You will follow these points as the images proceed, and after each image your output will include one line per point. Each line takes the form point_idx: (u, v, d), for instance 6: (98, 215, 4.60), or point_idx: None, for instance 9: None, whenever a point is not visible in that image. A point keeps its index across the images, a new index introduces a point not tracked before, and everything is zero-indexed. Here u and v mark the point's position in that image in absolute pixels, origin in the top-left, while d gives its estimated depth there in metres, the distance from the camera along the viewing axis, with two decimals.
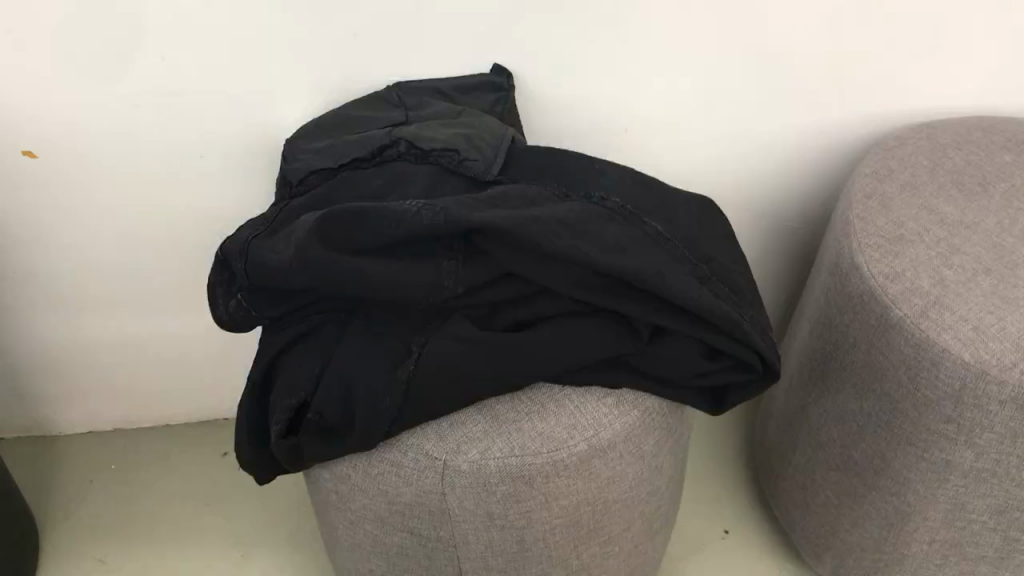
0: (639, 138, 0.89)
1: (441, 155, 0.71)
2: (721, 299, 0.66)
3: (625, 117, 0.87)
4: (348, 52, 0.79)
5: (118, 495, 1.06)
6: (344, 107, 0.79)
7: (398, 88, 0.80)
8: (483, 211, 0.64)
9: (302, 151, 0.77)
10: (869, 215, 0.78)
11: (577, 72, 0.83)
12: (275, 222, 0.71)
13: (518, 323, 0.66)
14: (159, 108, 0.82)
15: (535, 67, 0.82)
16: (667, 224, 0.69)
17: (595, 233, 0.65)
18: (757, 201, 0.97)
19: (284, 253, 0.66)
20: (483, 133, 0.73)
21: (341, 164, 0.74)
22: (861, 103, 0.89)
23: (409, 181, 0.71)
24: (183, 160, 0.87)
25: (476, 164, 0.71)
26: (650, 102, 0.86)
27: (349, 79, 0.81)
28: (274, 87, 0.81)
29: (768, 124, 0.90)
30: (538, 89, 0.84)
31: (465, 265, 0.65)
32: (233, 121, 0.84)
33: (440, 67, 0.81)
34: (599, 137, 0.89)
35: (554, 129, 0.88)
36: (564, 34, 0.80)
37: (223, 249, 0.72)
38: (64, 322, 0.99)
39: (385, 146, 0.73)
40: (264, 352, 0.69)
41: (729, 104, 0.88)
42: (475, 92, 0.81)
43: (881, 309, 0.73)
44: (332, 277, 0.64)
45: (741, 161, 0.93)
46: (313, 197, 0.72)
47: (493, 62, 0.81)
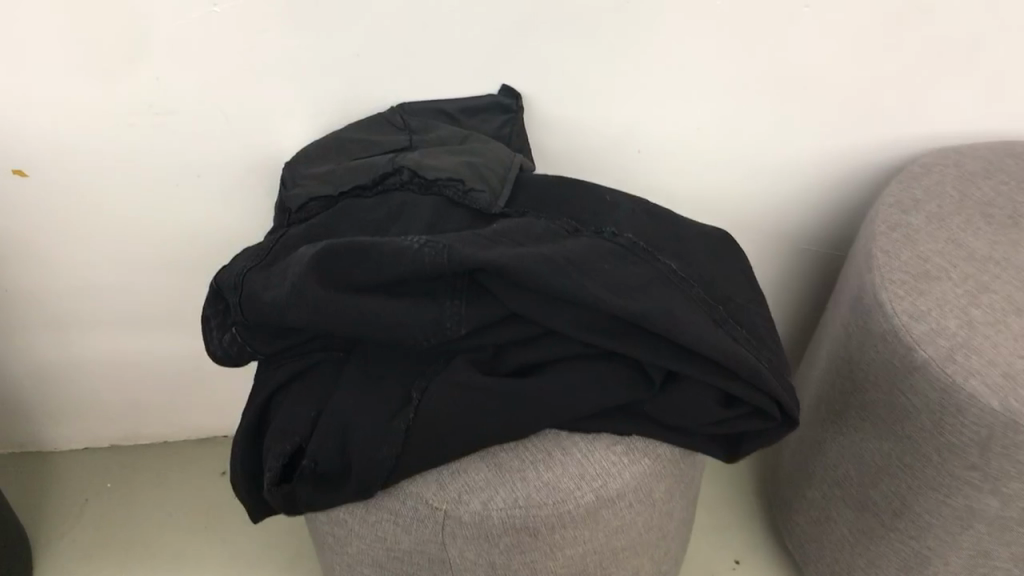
0: (653, 160, 0.86)
1: (445, 185, 0.68)
2: (738, 343, 0.63)
3: (639, 138, 0.84)
4: (351, 72, 0.76)
5: (114, 513, 1.04)
6: (346, 130, 0.76)
7: (401, 109, 0.77)
8: (488, 248, 0.61)
9: (302, 176, 0.74)
10: (894, 248, 0.75)
11: (590, 93, 0.80)
12: (273, 254, 0.68)
13: (524, 367, 0.63)
14: (155, 128, 0.79)
15: (546, 88, 0.79)
16: (682, 262, 0.66)
17: (606, 273, 0.62)
18: (774, 224, 0.94)
19: (280, 290, 0.63)
20: (490, 162, 0.70)
21: (341, 192, 0.71)
22: (886, 126, 0.85)
23: (412, 213, 0.68)
24: (180, 180, 0.83)
25: (482, 196, 0.67)
26: (665, 125, 0.83)
27: (352, 99, 0.78)
28: (273, 108, 0.78)
29: (787, 147, 0.87)
30: (550, 110, 0.81)
31: (468, 306, 0.62)
32: (230, 142, 0.80)
33: (447, 88, 0.78)
34: (611, 159, 0.86)
35: (565, 151, 0.85)
36: (577, 54, 0.77)
37: (219, 280, 0.69)
38: (59, 340, 0.96)
39: (387, 175, 0.70)
40: (259, 390, 0.67)
41: (748, 126, 0.84)
42: (482, 115, 0.78)
43: (904, 350, 0.70)
44: (330, 317, 0.61)
45: (759, 184, 0.90)
46: (312, 227, 0.69)
47: (501, 83, 0.78)
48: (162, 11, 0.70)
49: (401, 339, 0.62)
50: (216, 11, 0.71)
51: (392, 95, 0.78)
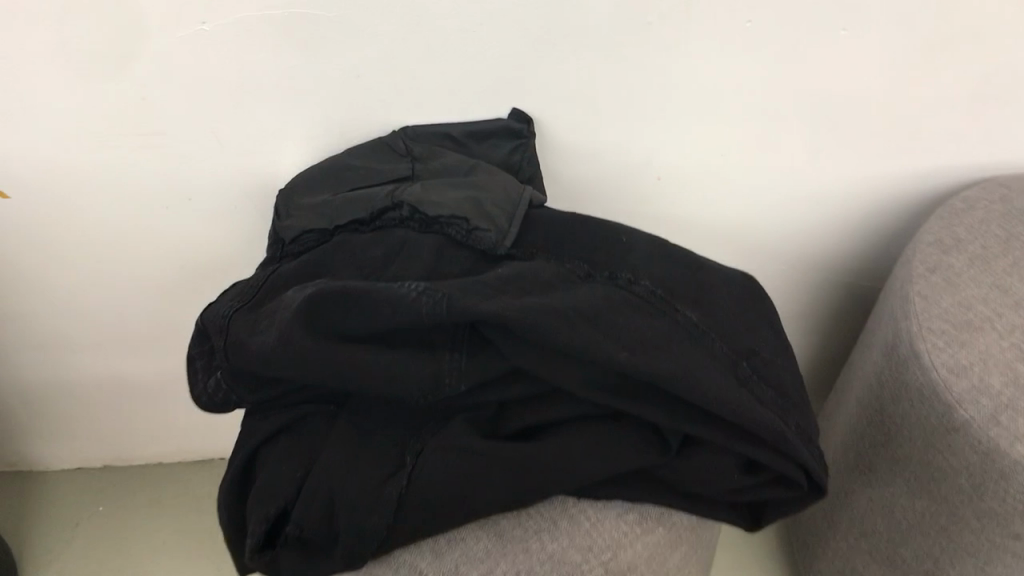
0: (674, 188, 0.81)
1: (448, 224, 0.63)
2: (763, 405, 0.58)
3: (660, 165, 0.79)
4: (350, 94, 0.71)
5: (105, 539, 1.00)
6: (345, 156, 0.71)
7: (403, 133, 0.72)
8: (492, 298, 0.56)
9: (297, 206, 0.69)
10: (933, 292, 0.69)
11: (607, 117, 0.74)
12: (262, 293, 0.63)
13: (529, 427, 0.58)
14: (143, 149, 0.74)
15: (560, 112, 0.73)
16: (703, 313, 0.61)
17: (621, 327, 0.57)
18: (802, 253, 0.89)
19: (267, 338, 0.58)
20: (497, 197, 0.65)
21: (336, 226, 0.66)
22: (926, 156, 0.80)
23: (411, 251, 0.62)
24: (170, 204, 0.78)
25: (486, 236, 0.62)
26: (688, 153, 0.78)
27: (352, 123, 0.73)
28: (269, 130, 0.73)
29: (819, 175, 0.81)
30: (564, 135, 0.75)
31: (469, 361, 0.57)
32: (223, 165, 0.75)
33: (454, 111, 0.73)
34: (631, 186, 0.80)
35: (580, 178, 0.79)
36: (594, 77, 0.71)
37: (204, 319, 0.64)
38: (47, 362, 0.92)
39: (385, 209, 0.65)
40: (244, 441, 0.62)
41: (777, 153, 0.79)
42: (491, 140, 0.73)
43: (944, 408, 0.64)
44: (320, 370, 0.56)
45: (787, 213, 0.84)
46: (304, 264, 0.64)
47: (511, 107, 0.73)
48: (148, 30, 0.65)
49: (396, 395, 0.57)
50: (206, 30, 0.66)
51: (396, 118, 0.73)
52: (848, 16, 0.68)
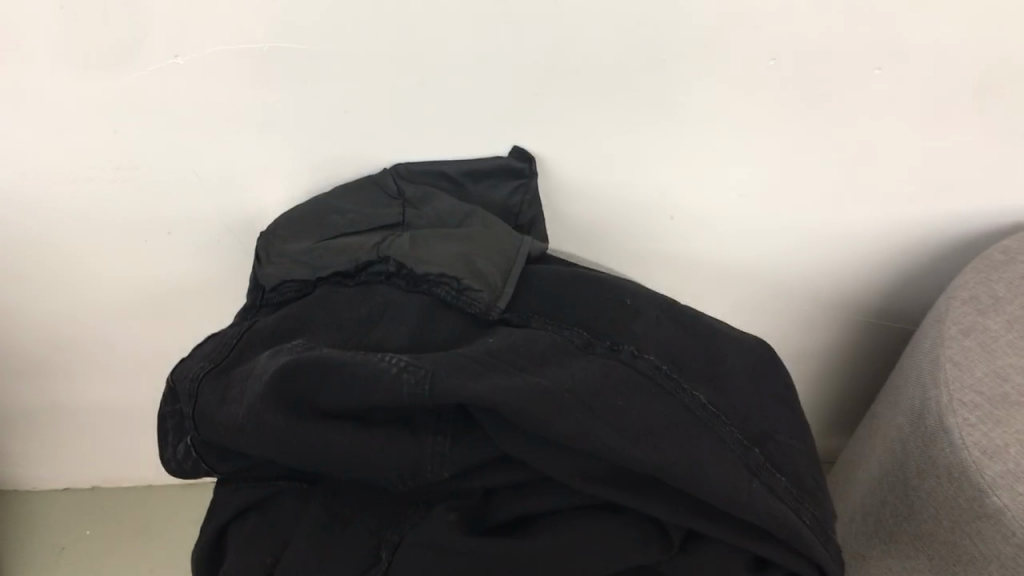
0: (686, 227, 0.75)
1: (436, 284, 0.58)
2: (776, 496, 0.53)
3: (674, 205, 0.73)
4: (338, 130, 0.65)
5: (90, 567, 0.96)
6: (334, 194, 0.66)
7: (395, 170, 0.67)
8: (479, 378, 0.51)
9: (279, 252, 0.64)
10: (966, 359, 0.64)
11: (616, 157, 0.69)
12: (237, 352, 0.59)
13: (519, 517, 0.54)
14: (117, 183, 0.68)
15: (565, 152, 0.68)
16: (712, 391, 0.56)
17: (619, 411, 0.52)
18: (824, 294, 0.83)
19: (238, 410, 0.54)
20: (493, 253, 0.60)
21: (319, 277, 0.61)
22: (964, 200, 0.73)
23: (395, 314, 0.57)
24: (148, 237, 0.72)
25: (478, 298, 0.57)
26: (705, 193, 0.72)
27: (341, 159, 0.67)
28: (252, 165, 0.67)
29: (844, 216, 0.75)
30: (569, 173, 0.70)
31: (454, 446, 0.52)
32: (205, 199, 0.70)
33: (452, 148, 0.67)
34: (641, 224, 0.75)
35: (585, 216, 0.74)
36: (603, 115, 0.65)
37: (176, 377, 0.60)
38: (26, 392, 0.87)
39: (370, 262, 0.60)
40: (214, 513, 0.58)
41: (802, 195, 0.73)
42: (490, 180, 0.68)
43: (973, 492, 0.59)
44: (292, 450, 0.52)
45: (810, 254, 0.78)
46: (282, 321, 0.59)
47: (513, 143, 0.67)
48: (113, 63, 0.59)
49: (374, 479, 0.53)
50: (178, 63, 0.60)
51: (388, 155, 0.67)
52: (882, 55, 0.62)
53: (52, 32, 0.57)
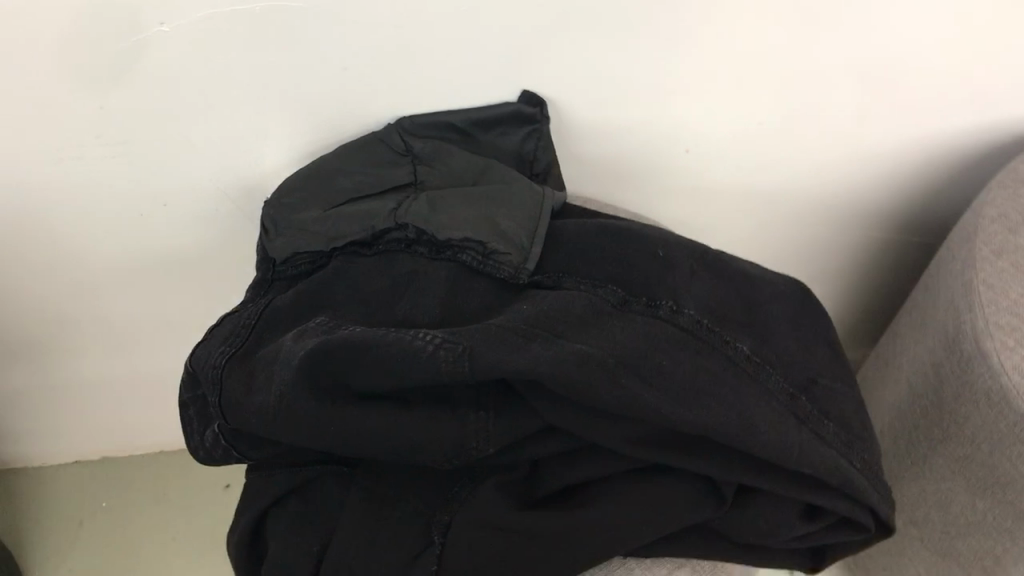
0: (701, 159, 0.72)
1: (460, 249, 0.56)
2: (826, 443, 0.51)
3: (690, 136, 0.70)
4: (336, 87, 0.61)
5: (109, 539, 0.95)
6: (337, 155, 0.63)
7: (398, 125, 0.63)
8: (518, 351, 0.49)
9: (286, 221, 0.61)
10: (999, 282, 0.62)
11: (628, 92, 0.65)
12: (256, 332, 0.57)
13: (567, 486, 0.53)
14: (106, 159, 0.64)
15: (575, 92, 0.64)
16: (754, 342, 0.55)
17: (665, 371, 0.50)
18: (846, 212, 0.80)
19: (267, 396, 0.52)
20: (515, 212, 0.58)
21: (333, 248, 0.59)
22: (992, 112, 0.70)
23: (421, 286, 0.56)
24: (143, 211, 0.69)
25: (506, 261, 0.55)
26: (721, 123, 0.69)
27: (342, 117, 0.64)
28: (249, 130, 0.63)
29: (861, 135, 0.72)
30: (581, 112, 0.66)
31: (498, 421, 0.51)
32: (201, 168, 0.66)
33: (457, 97, 0.63)
34: (656, 157, 0.72)
35: (597, 153, 0.71)
36: (614, 53, 0.62)
37: (192, 362, 0.58)
38: (28, 373, 0.84)
39: (388, 229, 0.58)
40: (249, 500, 0.56)
41: (820, 116, 0.69)
42: (500, 128, 0.64)
43: (1014, 416, 0.58)
44: (332, 435, 0.51)
45: (831, 175, 0.76)
46: (301, 297, 0.57)
47: (522, 90, 0.63)
48: (92, 37, 0.55)
49: (418, 459, 0.51)
50: (164, 31, 0.56)
51: (391, 109, 0.64)
52: None
53: (23, 7, 0.53)
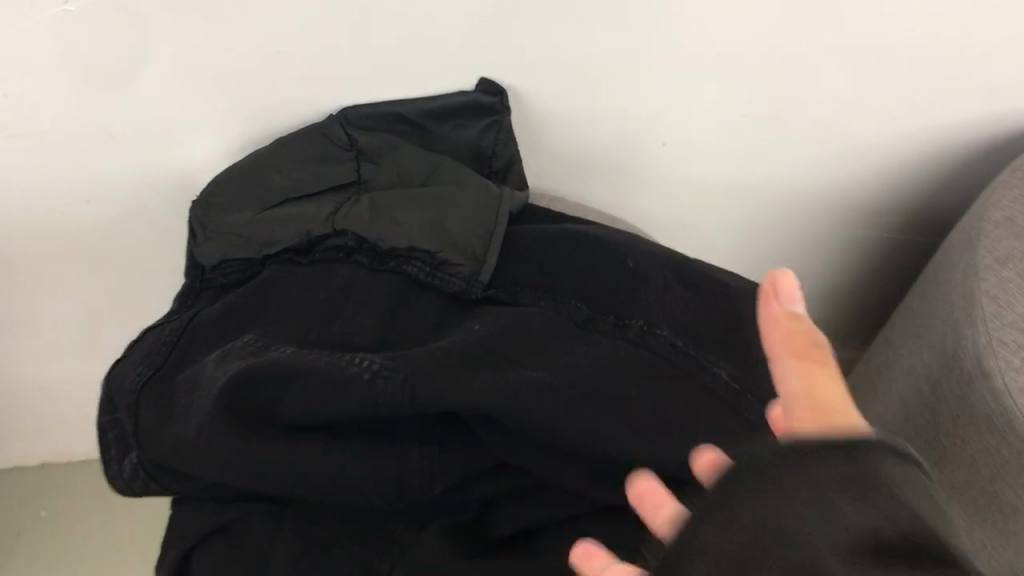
0: (678, 154, 0.66)
1: (406, 261, 0.51)
2: None
3: (666, 129, 0.64)
4: (272, 75, 0.55)
5: (50, 552, 0.89)
6: (272, 148, 0.56)
7: (344, 116, 0.57)
8: (466, 381, 0.44)
9: (214, 223, 0.54)
10: (1004, 295, 0.56)
11: (598, 82, 0.59)
12: (177, 353, 0.50)
13: (524, 527, 0.47)
14: (18, 152, 0.57)
15: (539, 81, 0.58)
16: (729, 365, 0.50)
17: (636, 403, 0.46)
18: (833, 211, 0.75)
19: (185, 428, 0.46)
20: (469, 216, 0.52)
21: (265, 255, 0.53)
22: (992, 104, 0.65)
23: (361, 301, 0.50)
24: (63, 208, 0.62)
25: (458, 273, 0.50)
26: (699, 115, 0.63)
27: (279, 108, 0.57)
28: (175, 120, 0.57)
29: (852, 130, 0.66)
30: (547, 104, 0.60)
31: (444, 458, 0.45)
32: (125, 161, 0.59)
33: (407, 87, 0.57)
34: (629, 153, 0.66)
35: (565, 148, 0.65)
36: (582, 40, 0.56)
37: (108, 386, 0.51)
38: None
39: (326, 236, 0.52)
40: (169, 542, 0.50)
41: (808, 109, 0.64)
42: (456, 120, 0.58)
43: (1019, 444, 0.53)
44: (254, 473, 0.44)
45: (817, 171, 0.70)
46: (226, 313, 0.50)
47: (479, 77, 0.57)
48: None
49: (353, 502, 0.45)
50: (70, 12, 0.49)
51: (335, 98, 0.57)
52: None
53: None
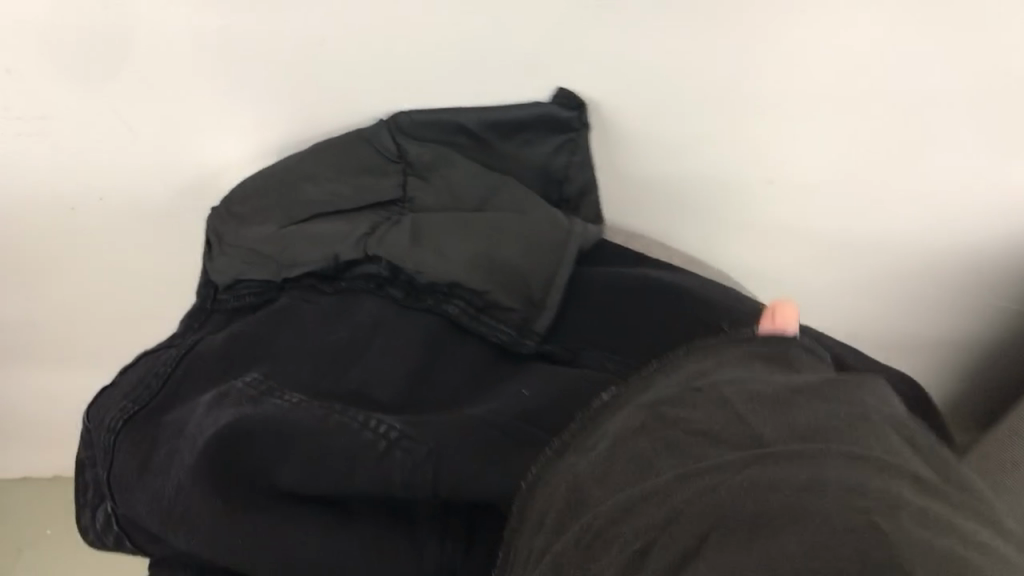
0: (784, 196, 0.56)
1: (448, 301, 0.42)
2: None
3: (773, 165, 0.54)
4: (315, 66, 0.47)
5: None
6: (310, 155, 0.49)
7: (395, 122, 0.49)
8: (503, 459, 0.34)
9: (235, 235, 0.47)
10: None
11: (696, 100, 0.50)
12: (170, 387, 0.42)
13: None
14: (22, 137, 0.50)
15: (625, 95, 0.50)
16: None
17: None
18: (964, 277, 0.63)
19: (162, 483, 0.37)
20: (529, 251, 0.44)
21: (286, 278, 0.44)
22: None
23: (389, 342, 0.41)
24: (74, 205, 0.55)
25: (508, 318, 0.42)
26: (815, 150, 0.53)
27: (321, 108, 0.50)
28: (202, 114, 0.50)
29: (998, 183, 0.55)
30: (632, 123, 0.51)
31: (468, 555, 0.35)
32: (144, 158, 0.52)
33: (470, 92, 0.49)
34: (725, 190, 0.56)
35: (649, 179, 0.55)
36: (680, 43, 0.47)
37: (91, 415, 0.43)
38: None
39: (356, 262, 0.44)
40: None
41: (947, 153, 0.53)
42: (524, 135, 0.50)
43: None
44: (235, 554, 0.34)
45: (951, 229, 0.59)
46: (233, 342, 0.42)
47: (556, 86, 0.49)
48: None
49: None
50: None
51: (383, 97, 0.49)
52: None
53: None
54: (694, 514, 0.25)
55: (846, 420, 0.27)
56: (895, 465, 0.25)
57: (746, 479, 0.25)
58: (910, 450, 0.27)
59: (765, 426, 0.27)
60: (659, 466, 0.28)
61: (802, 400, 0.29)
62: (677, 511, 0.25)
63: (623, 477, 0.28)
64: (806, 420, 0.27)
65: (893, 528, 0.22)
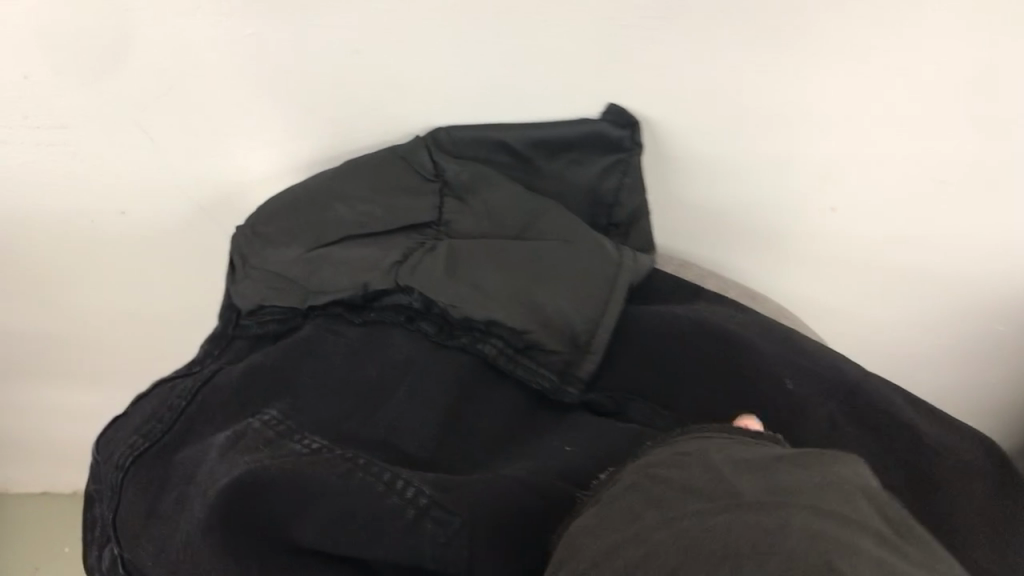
0: (850, 226, 0.52)
1: (485, 341, 0.39)
2: None
3: (839, 193, 0.50)
4: (347, 79, 0.44)
5: None
6: (343, 172, 0.46)
7: (434, 137, 0.46)
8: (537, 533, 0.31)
9: (259, 259, 0.43)
10: None
11: (758, 121, 0.46)
12: (184, 423, 0.38)
13: None
14: (41, 149, 0.48)
15: (680, 115, 0.46)
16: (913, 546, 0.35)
17: None
18: None
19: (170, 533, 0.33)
20: (573, 288, 0.40)
21: (311, 306, 0.41)
22: None
23: (419, 385, 0.37)
24: (97, 218, 0.52)
25: (550, 360, 0.39)
26: (887, 179, 0.49)
27: (355, 124, 0.46)
28: (228, 128, 0.47)
29: None
30: (686, 143, 0.48)
31: None
32: (168, 172, 0.49)
33: (513, 109, 0.45)
34: (785, 218, 0.52)
35: (703, 204, 0.51)
36: (742, 61, 0.43)
37: (102, 451, 0.40)
38: None
39: (386, 292, 0.41)
40: None
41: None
42: (571, 154, 0.46)
43: None
44: None
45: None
46: (254, 373, 0.38)
47: (606, 103, 0.45)
48: None
49: None
50: None
51: (421, 114, 0.46)
52: None
53: None
54: (672, 551, 0.24)
55: (817, 467, 0.26)
56: (857, 513, 0.24)
57: (718, 523, 0.24)
58: (876, 498, 0.26)
59: (744, 480, 0.26)
60: (637, 509, 0.27)
61: (781, 452, 0.28)
62: (654, 550, 0.24)
63: (607, 522, 0.27)
64: (782, 464, 0.27)
65: (850, 567, 0.21)
